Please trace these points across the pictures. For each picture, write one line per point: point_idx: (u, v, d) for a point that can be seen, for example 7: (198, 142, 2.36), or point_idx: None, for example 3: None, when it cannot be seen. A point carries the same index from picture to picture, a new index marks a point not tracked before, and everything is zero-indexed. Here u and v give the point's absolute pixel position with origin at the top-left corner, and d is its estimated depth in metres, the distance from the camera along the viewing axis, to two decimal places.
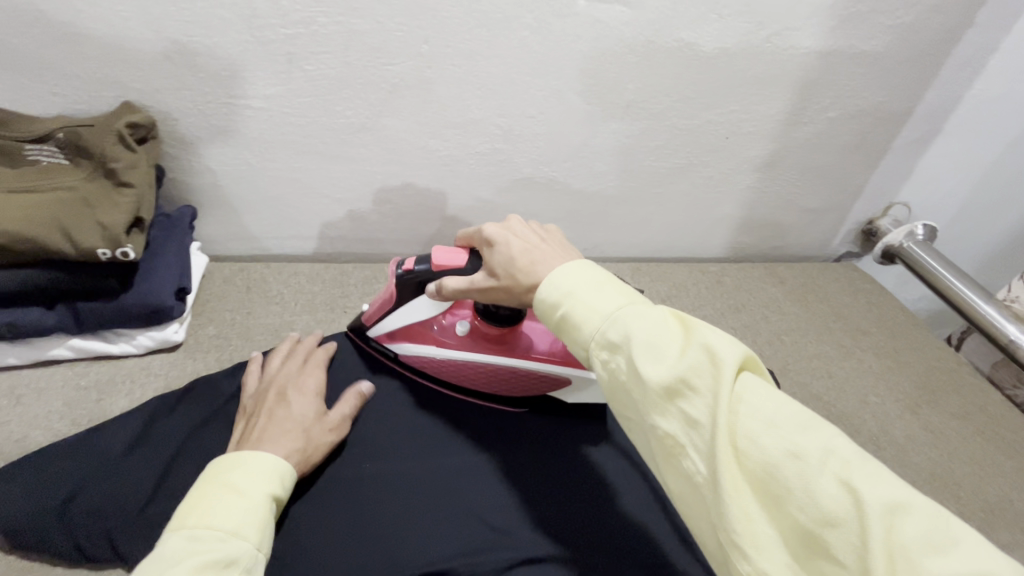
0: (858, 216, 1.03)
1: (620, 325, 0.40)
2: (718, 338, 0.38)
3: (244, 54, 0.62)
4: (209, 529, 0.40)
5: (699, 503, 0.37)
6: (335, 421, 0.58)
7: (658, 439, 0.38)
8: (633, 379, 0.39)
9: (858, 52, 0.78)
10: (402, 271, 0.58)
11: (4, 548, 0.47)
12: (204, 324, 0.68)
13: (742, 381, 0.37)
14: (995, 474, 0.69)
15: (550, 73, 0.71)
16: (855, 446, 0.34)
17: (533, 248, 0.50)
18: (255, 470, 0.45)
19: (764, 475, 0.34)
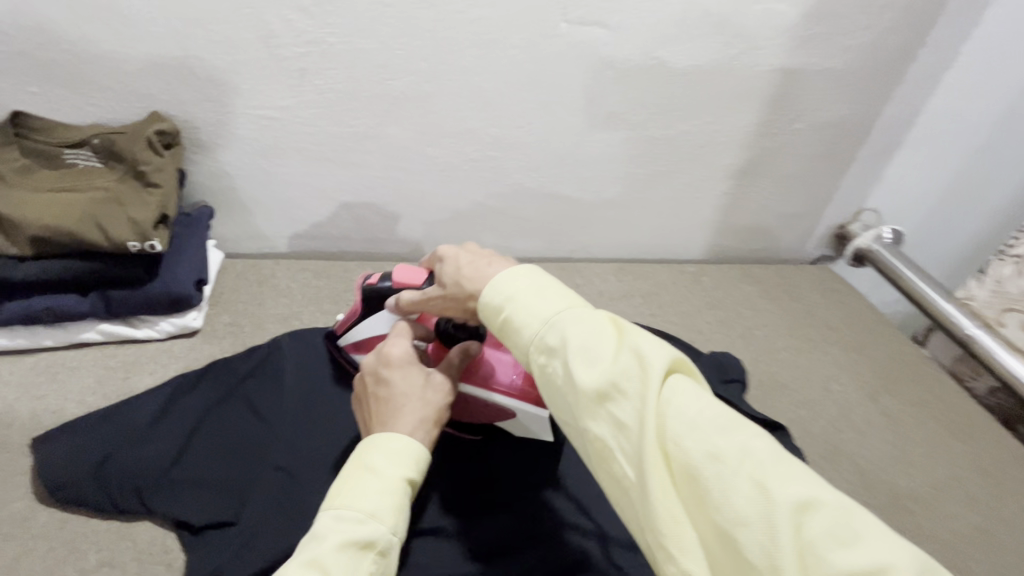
0: (830, 221, 1.10)
1: (559, 330, 0.41)
2: (648, 343, 0.39)
3: (261, 69, 0.70)
4: (349, 510, 0.42)
5: (630, 505, 0.37)
6: (443, 381, 0.54)
7: (591, 444, 0.39)
8: (568, 383, 0.40)
9: (820, 69, 0.85)
10: (367, 285, 0.62)
11: (50, 502, 0.54)
12: (219, 313, 0.75)
13: (670, 385, 0.38)
14: (946, 455, 0.75)
15: (538, 87, 0.78)
16: (771, 446, 0.34)
17: (479, 261, 0.51)
18: (390, 450, 0.46)
19: (687, 478, 0.34)
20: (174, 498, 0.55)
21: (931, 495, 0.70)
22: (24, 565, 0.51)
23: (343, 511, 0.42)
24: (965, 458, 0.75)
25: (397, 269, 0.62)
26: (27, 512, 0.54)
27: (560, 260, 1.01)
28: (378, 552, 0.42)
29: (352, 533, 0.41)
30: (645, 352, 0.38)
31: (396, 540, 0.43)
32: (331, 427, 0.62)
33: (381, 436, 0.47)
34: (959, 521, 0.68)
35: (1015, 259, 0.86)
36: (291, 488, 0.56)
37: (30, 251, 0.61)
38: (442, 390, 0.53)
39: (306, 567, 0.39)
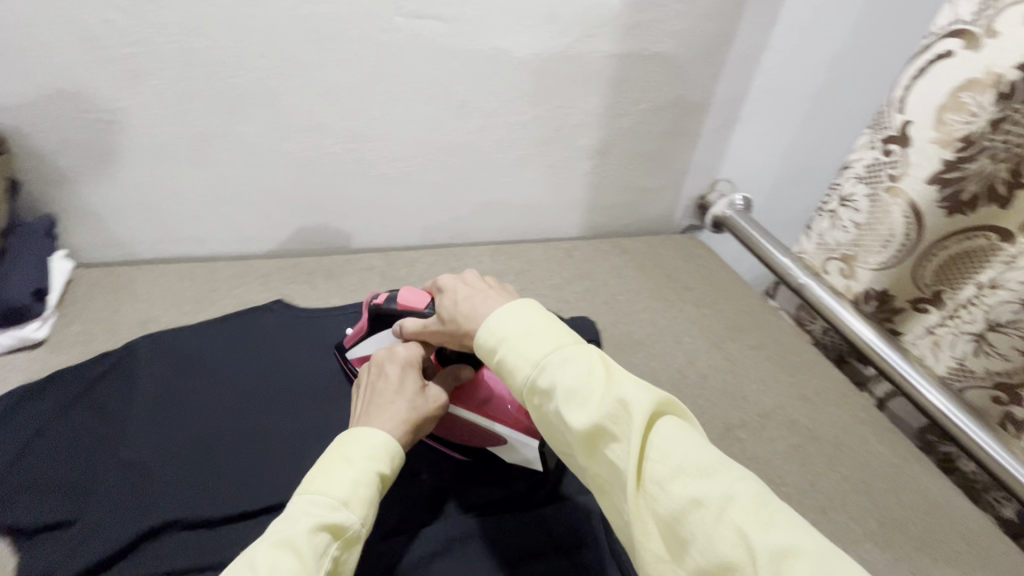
0: (690, 193, 1.20)
1: (549, 374, 0.47)
2: (632, 389, 0.44)
3: (87, 71, 0.69)
4: (325, 497, 0.48)
5: (627, 533, 0.43)
6: (434, 394, 0.63)
7: (594, 478, 0.45)
8: (564, 425, 0.45)
9: (651, 54, 0.94)
10: (373, 306, 0.67)
11: None
12: (69, 323, 0.74)
13: (656, 427, 0.43)
14: (774, 388, 0.86)
15: (385, 79, 0.81)
16: (754, 493, 0.38)
17: (474, 296, 0.57)
18: (369, 447, 0.53)
19: (672, 522, 0.39)
20: (9, 504, 0.55)
21: (757, 424, 0.81)
22: None
23: (319, 497, 0.48)
24: (789, 389, 0.86)
25: (402, 292, 0.66)
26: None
27: (438, 247, 1.04)
28: (345, 538, 0.48)
29: (326, 518, 0.47)
30: (630, 396, 0.43)
31: (364, 529, 0.49)
32: (186, 422, 0.64)
33: (363, 427, 0.54)
34: (778, 442, 0.78)
35: (830, 214, 0.96)
36: (136, 484, 0.58)
37: None
38: (432, 401, 0.62)
39: (280, 546, 0.44)
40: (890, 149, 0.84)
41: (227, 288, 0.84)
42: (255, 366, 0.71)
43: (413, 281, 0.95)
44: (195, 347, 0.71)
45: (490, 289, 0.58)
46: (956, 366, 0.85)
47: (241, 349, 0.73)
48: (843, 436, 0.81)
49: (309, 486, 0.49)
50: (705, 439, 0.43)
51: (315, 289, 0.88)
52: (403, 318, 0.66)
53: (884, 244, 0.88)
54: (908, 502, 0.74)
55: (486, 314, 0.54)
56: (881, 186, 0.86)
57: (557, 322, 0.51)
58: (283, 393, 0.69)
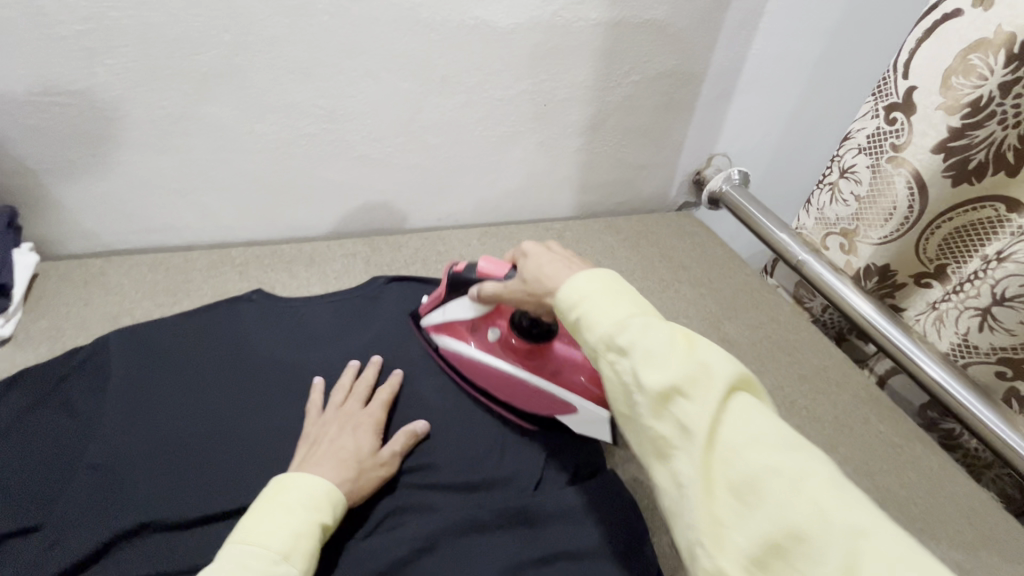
0: (686, 168, 1.16)
1: (630, 333, 0.45)
2: (715, 358, 0.44)
3: (39, 53, 0.64)
4: (264, 549, 0.47)
5: (680, 497, 0.42)
6: (387, 459, 0.61)
7: (653, 441, 0.44)
8: (636, 385, 0.44)
9: (643, 21, 0.88)
10: (454, 271, 0.69)
11: None
12: (37, 319, 0.71)
13: (734, 398, 0.43)
14: (772, 369, 0.84)
15: (360, 54, 0.76)
16: (829, 469, 0.39)
17: (560, 260, 0.56)
18: (313, 495, 0.53)
19: (745, 485, 0.39)
20: None
21: None
22: None
23: (258, 550, 0.47)
24: (789, 370, 0.84)
25: (483, 261, 0.67)
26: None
27: (425, 231, 1.01)
28: None
29: (266, 571, 0.46)
30: (714, 365, 0.43)
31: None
32: (157, 419, 0.61)
33: (305, 474, 0.55)
34: None
35: (830, 186, 0.93)
36: (105, 485, 0.55)
37: None
38: (375, 464, 0.60)
39: None
40: (893, 118, 0.79)
41: (203, 279, 0.80)
42: (230, 359, 0.68)
43: (398, 266, 0.92)
44: (168, 341, 0.68)
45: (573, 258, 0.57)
46: (960, 341, 0.82)
47: (215, 341, 0.69)
48: (843, 416, 0.79)
49: (247, 536, 0.48)
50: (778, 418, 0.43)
51: (296, 277, 0.85)
52: (482, 282, 0.66)
53: (885, 218, 0.84)
54: (911, 482, 0.72)
55: (567, 278, 0.52)
56: (883, 156, 0.82)
57: (634, 290, 0.50)
58: (262, 386, 0.66)
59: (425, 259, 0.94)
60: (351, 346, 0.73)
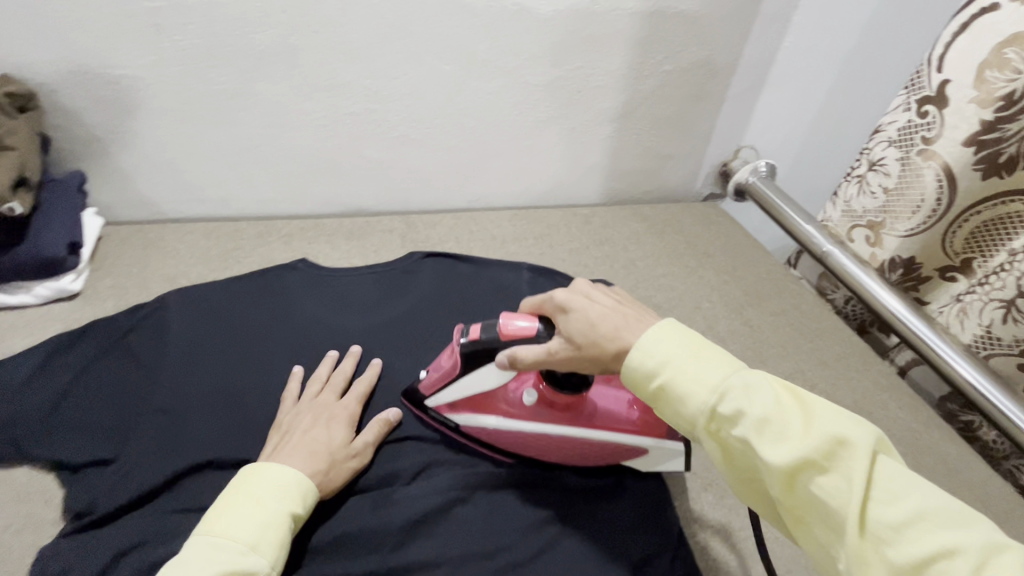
0: (713, 159, 1.18)
1: (735, 403, 0.43)
2: (843, 423, 0.40)
3: (113, 28, 0.69)
4: (231, 540, 0.47)
5: (833, 571, 0.40)
6: (359, 449, 0.61)
7: (787, 511, 0.42)
8: (756, 459, 0.42)
9: (677, 11, 0.90)
10: (467, 340, 0.57)
11: None
12: (102, 277, 0.76)
13: (873, 463, 0.39)
14: (793, 355, 0.87)
15: (405, 36, 0.79)
16: (1008, 543, 0.35)
17: (612, 313, 0.51)
18: (282, 485, 0.52)
19: (910, 568, 0.36)
20: (57, 443, 0.58)
21: None
22: None
23: (226, 541, 0.46)
24: (809, 356, 0.87)
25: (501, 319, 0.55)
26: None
27: (457, 211, 1.04)
28: None
29: (233, 563, 0.45)
30: (842, 430, 0.40)
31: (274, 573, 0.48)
32: (214, 372, 0.66)
33: (279, 463, 0.54)
34: None
35: (858, 179, 0.94)
36: (170, 428, 0.60)
37: None
38: (349, 455, 0.60)
39: None
40: (925, 110, 0.81)
41: (251, 247, 0.85)
42: (278, 322, 0.72)
43: (433, 242, 0.95)
44: (220, 302, 0.73)
45: (620, 306, 0.52)
46: (982, 333, 0.84)
47: (266, 305, 0.74)
48: (862, 401, 0.81)
49: (213, 528, 0.47)
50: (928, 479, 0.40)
51: (337, 250, 0.89)
52: (509, 346, 0.55)
53: (913, 210, 0.85)
54: (928, 467, 0.74)
55: (635, 340, 0.48)
56: (914, 149, 0.83)
57: (719, 349, 0.47)
58: (308, 347, 0.71)
59: (458, 237, 0.98)
60: (390, 314, 0.77)
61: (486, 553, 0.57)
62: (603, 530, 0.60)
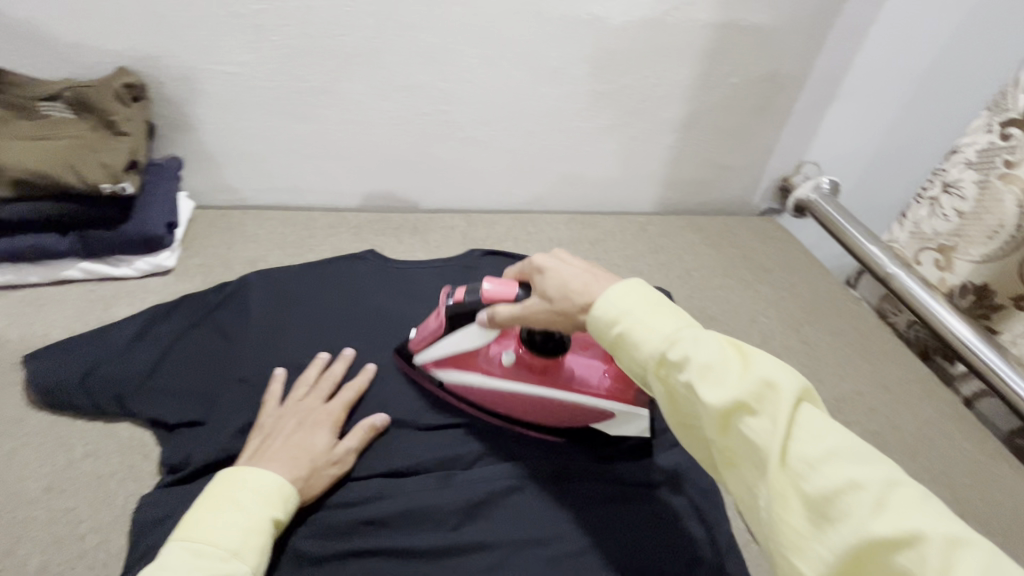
0: (773, 174, 1.16)
1: (681, 346, 0.43)
2: (775, 369, 0.42)
3: (220, 27, 0.75)
4: (211, 546, 0.47)
5: (754, 507, 0.41)
6: (339, 455, 0.60)
7: (717, 451, 0.43)
8: (694, 401, 0.43)
9: (749, 24, 0.90)
10: (453, 302, 0.62)
11: (42, 406, 0.63)
12: (191, 256, 0.82)
13: (798, 408, 0.41)
14: (853, 376, 0.85)
15: (482, 42, 0.82)
16: (908, 479, 0.37)
17: (584, 272, 0.51)
18: (263, 490, 0.52)
19: (822, 499, 0.37)
20: (154, 403, 0.63)
21: (834, 407, 0.80)
22: (24, 453, 0.59)
23: (205, 547, 0.47)
24: (869, 377, 0.85)
25: (485, 281, 0.59)
26: (19, 413, 0.62)
27: (515, 213, 1.07)
28: None
29: (214, 570, 0.46)
30: (773, 376, 0.41)
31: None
32: (291, 349, 0.70)
33: (254, 469, 0.54)
34: (854, 427, 0.78)
35: (930, 201, 0.92)
36: (253, 397, 0.65)
37: (11, 193, 0.67)
38: (328, 462, 0.59)
39: None
40: (1008, 133, 0.79)
41: (324, 237, 0.90)
42: (348, 307, 0.77)
43: (491, 241, 0.98)
44: (295, 286, 0.78)
45: (595, 267, 0.53)
46: None
47: (336, 291, 0.78)
48: (925, 428, 0.79)
49: (192, 534, 0.48)
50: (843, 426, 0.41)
51: (402, 243, 0.93)
52: (489, 306, 0.59)
53: (990, 236, 0.82)
54: (993, 499, 0.72)
55: (599, 293, 0.49)
56: (993, 173, 0.81)
57: (670, 299, 0.48)
58: (376, 333, 0.75)
59: (515, 238, 1.00)
60: None
61: (539, 540, 0.58)
62: (655, 529, 0.60)
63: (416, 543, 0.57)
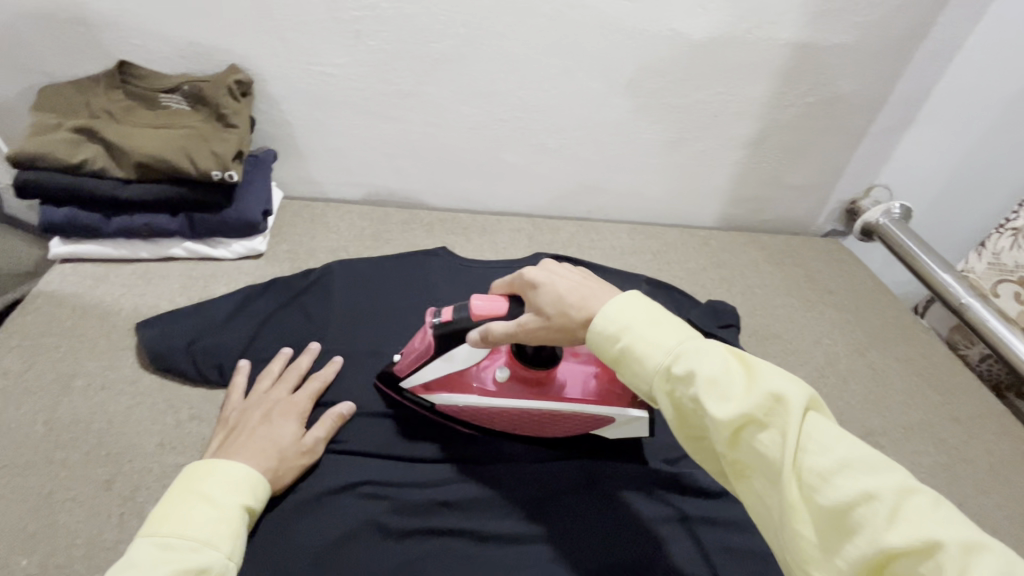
0: (840, 196, 1.13)
1: (687, 361, 0.44)
2: (782, 381, 0.42)
3: (323, 31, 0.80)
4: (180, 538, 0.47)
5: (770, 520, 0.41)
6: (309, 445, 0.61)
7: (728, 463, 0.43)
8: (702, 415, 0.43)
9: (831, 45, 0.90)
10: (442, 321, 0.59)
11: (153, 370, 0.69)
12: (279, 242, 0.88)
13: (808, 419, 0.41)
14: (921, 404, 0.84)
15: (564, 54, 0.85)
16: (922, 486, 0.37)
17: (580, 285, 0.52)
18: (230, 480, 0.52)
19: (835, 510, 0.37)
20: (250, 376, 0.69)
21: (901, 435, 0.80)
22: (138, 412, 0.65)
23: (174, 539, 0.46)
24: (939, 407, 0.84)
25: (473, 300, 0.57)
26: (135, 374, 0.69)
27: (578, 220, 1.09)
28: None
29: (185, 559, 0.45)
30: (780, 388, 0.41)
31: (232, 563, 0.48)
32: (370, 336, 0.75)
33: (223, 462, 0.54)
34: (923, 456, 0.77)
35: (1013, 233, 0.90)
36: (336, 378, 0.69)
37: (134, 175, 0.74)
38: (298, 452, 0.60)
39: None
40: None
41: (399, 232, 0.96)
42: (422, 300, 0.81)
43: (556, 246, 1.01)
44: (372, 276, 0.82)
45: (588, 281, 0.53)
46: None
47: (410, 284, 0.82)
48: (996, 463, 0.78)
49: (159, 528, 0.47)
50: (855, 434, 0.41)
51: (471, 242, 0.98)
52: (481, 324, 0.57)
53: None
54: None
55: (598, 308, 0.50)
56: None
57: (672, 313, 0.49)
58: None
59: (578, 244, 1.03)
60: None
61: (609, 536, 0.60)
62: (722, 535, 0.61)
63: (489, 527, 0.60)
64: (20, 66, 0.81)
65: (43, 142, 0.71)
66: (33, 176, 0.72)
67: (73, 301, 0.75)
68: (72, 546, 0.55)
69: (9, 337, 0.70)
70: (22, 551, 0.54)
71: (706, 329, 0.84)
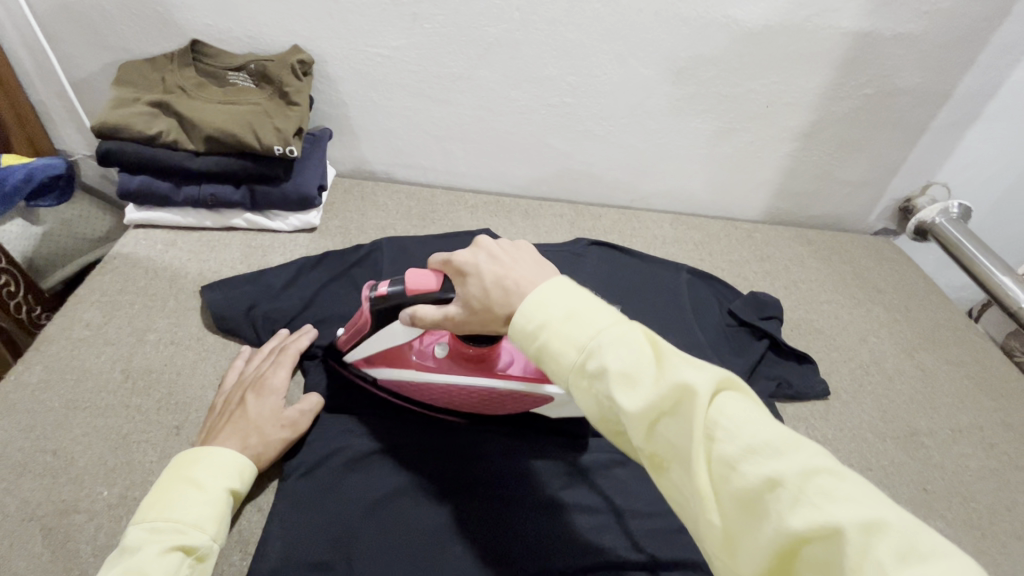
0: (895, 193, 1.10)
1: (599, 355, 0.42)
2: (690, 367, 0.40)
3: (382, 13, 0.82)
4: (169, 522, 0.50)
5: (688, 510, 0.39)
6: (290, 419, 0.63)
7: (647, 456, 0.41)
8: (616, 410, 0.41)
9: (895, 34, 0.87)
10: (377, 297, 0.57)
11: (217, 331, 0.74)
12: (331, 218, 0.92)
13: (716, 404, 0.39)
14: (972, 409, 0.82)
15: (616, 39, 0.85)
16: (828, 463, 0.35)
17: (501, 270, 0.49)
18: (214, 465, 0.55)
19: (742, 498, 0.36)
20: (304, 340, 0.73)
21: (948, 437, 0.78)
22: (204, 368, 0.70)
23: (164, 524, 0.50)
24: (991, 413, 0.82)
25: (406, 274, 0.55)
26: (200, 333, 0.74)
27: (620, 208, 1.09)
28: (199, 556, 0.50)
29: (175, 540, 0.49)
30: (686, 377, 0.39)
31: (217, 544, 0.52)
32: None
33: (201, 449, 0.56)
34: (971, 460, 0.76)
35: None
36: None
37: (203, 148, 0.79)
38: (279, 426, 0.62)
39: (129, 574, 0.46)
40: None
41: (444, 212, 1.00)
42: None
43: (598, 232, 1.02)
44: (418, 253, 0.84)
45: (517, 263, 0.50)
46: None
47: None
48: None
49: (149, 514, 0.50)
50: (769, 412, 0.39)
51: (514, 225, 1.00)
52: (414, 303, 0.55)
53: None
54: None
55: (519, 304, 0.47)
56: None
57: (590, 296, 0.46)
58: None
59: (621, 232, 1.03)
60: None
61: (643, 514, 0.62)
62: None
63: (527, 499, 0.62)
64: (102, 41, 0.87)
65: (123, 114, 0.76)
66: (112, 145, 0.77)
67: (146, 263, 0.81)
68: (146, 483, 0.60)
69: (90, 293, 0.76)
70: (103, 483, 0.60)
71: (747, 320, 0.84)
